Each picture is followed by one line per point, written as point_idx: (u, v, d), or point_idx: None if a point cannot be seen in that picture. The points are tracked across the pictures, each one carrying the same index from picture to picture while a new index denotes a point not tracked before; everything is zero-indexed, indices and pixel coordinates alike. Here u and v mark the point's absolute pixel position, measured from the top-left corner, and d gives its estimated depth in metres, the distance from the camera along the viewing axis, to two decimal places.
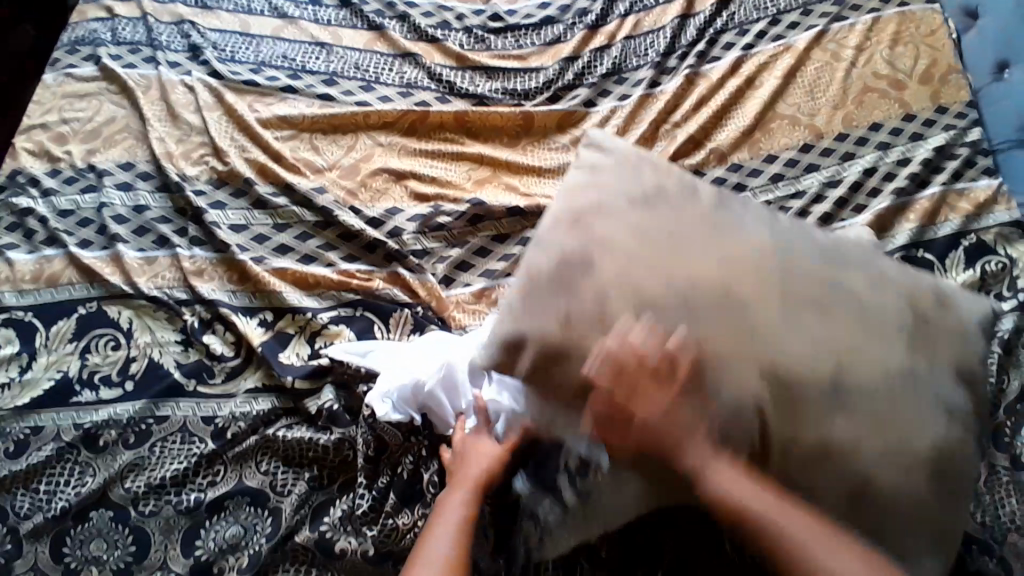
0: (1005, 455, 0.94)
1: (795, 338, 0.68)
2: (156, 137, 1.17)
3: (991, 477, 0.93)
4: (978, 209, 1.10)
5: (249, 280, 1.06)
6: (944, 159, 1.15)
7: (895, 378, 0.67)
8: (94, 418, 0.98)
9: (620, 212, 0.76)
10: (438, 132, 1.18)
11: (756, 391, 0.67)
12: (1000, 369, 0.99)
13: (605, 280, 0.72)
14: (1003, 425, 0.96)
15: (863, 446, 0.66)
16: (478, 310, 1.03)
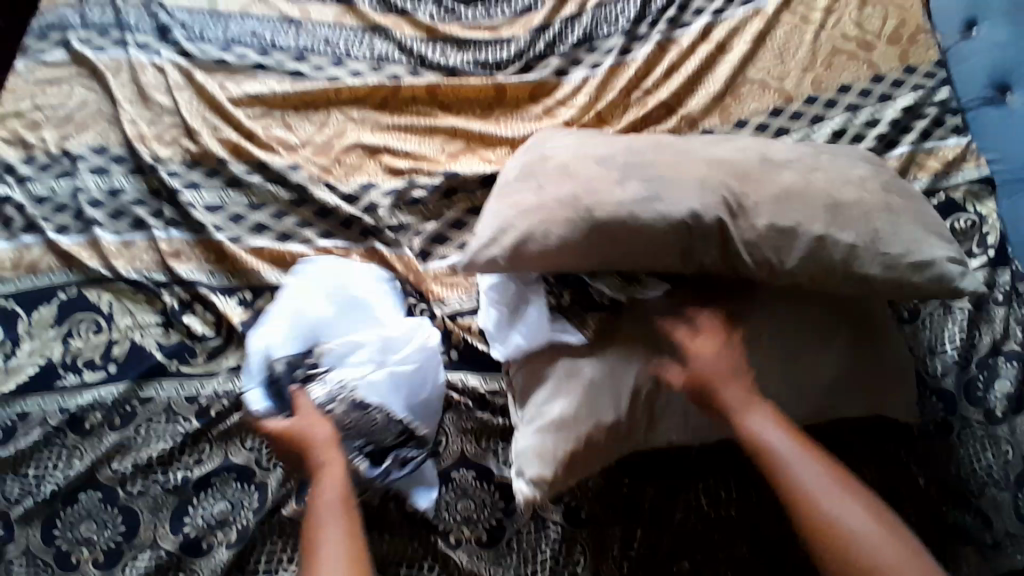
0: (979, 409, 0.97)
1: (731, 152, 0.89)
2: (127, 120, 1.15)
3: (965, 430, 0.96)
4: (946, 167, 1.12)
5: (227, 260, 1.06)
6: (913, 118, 1.16)
7: (815, 159, 0.90)
8: (79, 401, 0.99)
9: (559, 147, 0.94)
10: (411, 106, 1.17)
11: (752, 191, 0.84)
12: (971, 325, 1.01)
13: (574, 164, 0.89)
14: (975, 378, 0.98)
15: (834, 192, 0.85)
16: (456, 282, 1.05)
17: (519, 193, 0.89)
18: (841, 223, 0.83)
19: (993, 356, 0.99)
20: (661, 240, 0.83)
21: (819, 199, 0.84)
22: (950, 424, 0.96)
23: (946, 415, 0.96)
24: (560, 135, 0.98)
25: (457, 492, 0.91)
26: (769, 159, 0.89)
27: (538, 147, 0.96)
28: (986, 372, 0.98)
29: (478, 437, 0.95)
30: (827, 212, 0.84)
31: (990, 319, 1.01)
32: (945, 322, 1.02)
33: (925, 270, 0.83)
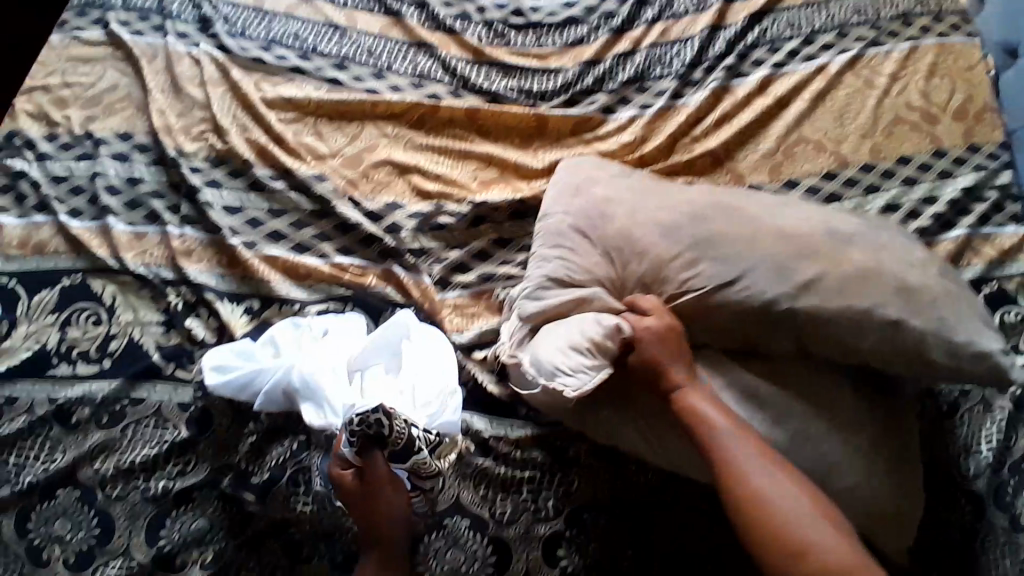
0: (1005, 514, 0.89)
1: (795, 215, 0.85)
2: (156, 109, 1.11)
3: (987, 536, 0.88)
4: (1002, 255, 1.05)
5: (239, 265, 1.02)
6: (971, 200, 1.10)
7: (879, 233, 0.84)
8: (69, 393, 0.95)
9: (614, 208, 0.90)
10: (448, 128, 1.12)
11: (816, 278, 0.80)
12: (1009, 424, 0.94)
13: (636, 226, 0.88)
14: (1006, 482, 0.91)
15: (902, 272, 0.80)
16: (476, 313, 1.01)
17: (579, 253, 0.89)
18: (910, 308, 0.78)
19: None
20: (710, 312, 0.83)
21: (890, 280, 0.79)
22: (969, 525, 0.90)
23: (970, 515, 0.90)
24: (606, 184, 0.93)
25: (449, 540, 0.86)
26: (837, 229, 0.83)
27: (591, 195, 0.93)
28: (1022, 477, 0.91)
29: (477, 484, 0.89)
30: (898, 294, 0.79)
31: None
32: (983, 421, 0.94)
33: (982, 358, 0.78)
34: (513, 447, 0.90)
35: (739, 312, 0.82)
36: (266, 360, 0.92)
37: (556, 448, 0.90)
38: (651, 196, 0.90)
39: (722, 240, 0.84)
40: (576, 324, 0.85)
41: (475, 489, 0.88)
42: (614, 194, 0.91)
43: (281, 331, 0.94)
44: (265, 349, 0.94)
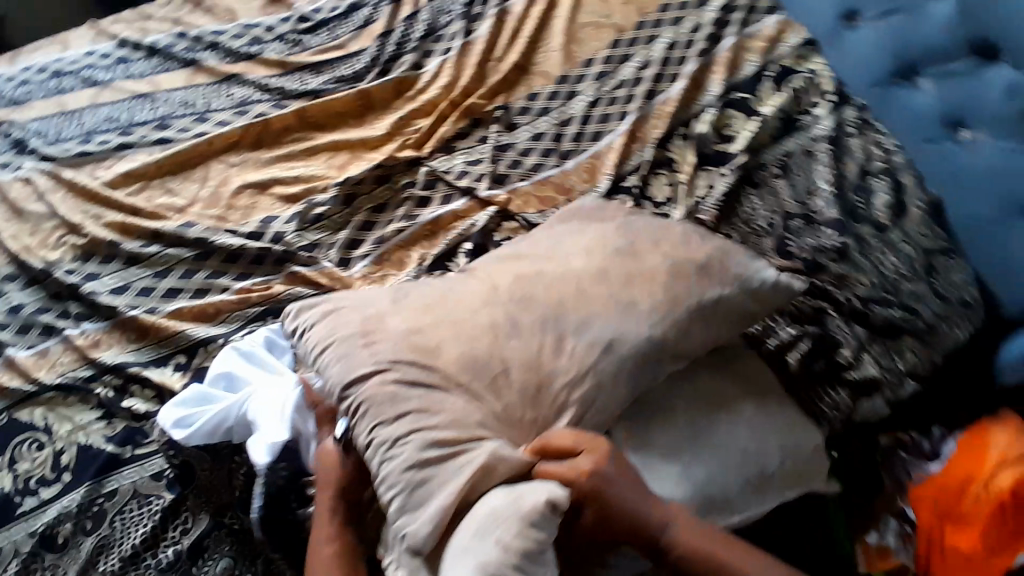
0: (867, 224, 1.18)
1: (579, 258, 0.91)
2: (7, 237, 1.11)
3: (861, 246, 1.16)
4: (770, 43, 1.32)
5: (149, 332, 1.03)
6: (724, 22, 1.33)
7: (631, 226, 0.96)
8: (45, 519, 0.93)
9: (430, 331, 0.84)
10: (285, 135, 1.20)
11: (639, 297, 0.87)
12: (835, 159, 1.22)
13: (464, 345, 0.83)
14: (856, 201, 1.20)
15: (685, 254, 0.92)
16: (385, 274, 1.10)
17: (437, 403, 0.78)
18: (709, 278, 0.90)
19: (858, 177, 1.22)
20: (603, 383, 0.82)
21: (684, 265, 0.90)
22: (848, 243, 1.16)
23: (843, 236, 1.16)
24: (399, 314, 0.86)
25: None
26: (623, 250, 0.92)
27: (390, 327, 0.85)
28: (862, 194, 1.21)
29: None
30: (700, 274, 0.90)
31: (850, 153, 1.24)
32: (816, 165, 1.22)
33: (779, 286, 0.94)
34: None
35: (626, 363, 0.84)
36: (215, 395, 0.91)
37: None
38: (455, 307, 0.87)
39: (539, 305, 0.86)
40: (494, 533, 0.69)
41: None
42: (415, 325, 0.84)
43: (226, 362, 0.94)
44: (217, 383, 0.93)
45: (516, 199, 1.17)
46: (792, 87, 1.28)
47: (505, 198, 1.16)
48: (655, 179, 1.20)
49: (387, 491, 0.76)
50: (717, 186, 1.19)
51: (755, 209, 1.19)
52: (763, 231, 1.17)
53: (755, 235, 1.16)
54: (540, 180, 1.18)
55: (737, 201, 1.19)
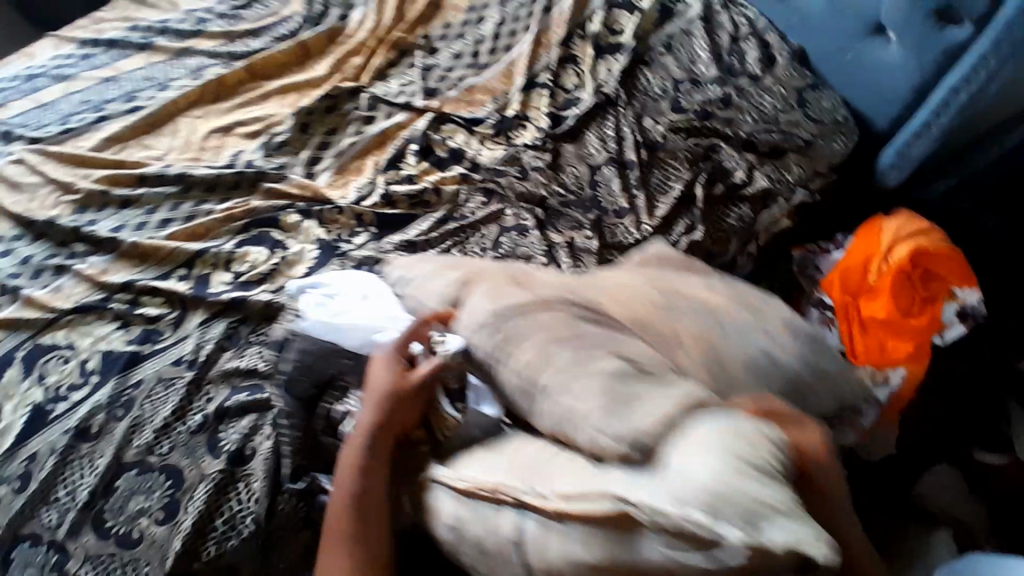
0: (744, 77, 1.35)
1: (694, 280, 0.95)
2: (10, 205, 1.27)
3: (741, 94, 1.32)
4: None
5: (150, 256, 1.19)
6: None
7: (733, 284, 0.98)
8: (77, 416, 1.05)
9: (582, 290, 0.85)
10: (240, 88, 1.41)
11: (759, 321, 0.88)
12: (710, 33, 1.40)
13: (623, 306, 0.84)
14: (731, 62, 1.37)
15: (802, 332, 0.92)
16: (347, 181, 1.29)
17: (609, 339, 0.75)
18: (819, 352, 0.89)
19: (732, 44, 1.39)
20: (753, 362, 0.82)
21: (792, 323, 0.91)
22: (729, 93, 1.32)
23: (724, 89, 1.32)
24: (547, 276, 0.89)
25: None
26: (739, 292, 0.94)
27: (538, 286, 0.84)
28: (737, 55, 1.37)
29: None
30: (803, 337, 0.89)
31: (720, 25, 1.42)
32: (694, 41, 1.39)
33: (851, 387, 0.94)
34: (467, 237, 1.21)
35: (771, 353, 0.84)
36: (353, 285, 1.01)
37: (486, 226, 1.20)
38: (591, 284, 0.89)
39: (678, 287, 0.90)
40: (712, 444, 0.57)
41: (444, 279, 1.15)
42: (566, 286, 0.85)
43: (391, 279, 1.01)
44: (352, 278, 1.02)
45: (448, 104, 1.36)
46: None
47: (438, 105, 1.35)
48: (564, 73, 1.38)
49: (571, 401, 0.68)
50: (613, 69, 1.36)
51: (648, 82, 1.36)
52: (659, 96, 1.34)
53: (651, 101, 1.33)
54: (466, 85, 1.37)
55: (634, 79, 1.37)
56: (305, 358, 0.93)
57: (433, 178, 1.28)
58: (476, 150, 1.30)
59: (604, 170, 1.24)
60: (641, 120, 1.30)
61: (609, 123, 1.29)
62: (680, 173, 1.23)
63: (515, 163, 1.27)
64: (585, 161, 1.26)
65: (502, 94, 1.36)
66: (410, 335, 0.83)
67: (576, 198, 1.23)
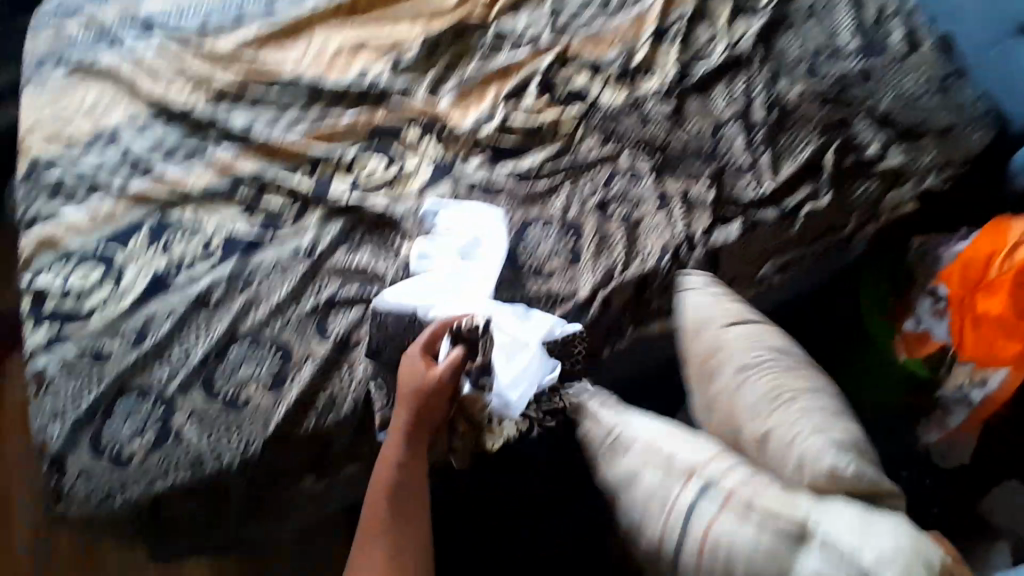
0: (886, 53, 1.34)
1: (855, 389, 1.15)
2: (149, 87, 1.34)
3: (883, 68, 1.32)
4: None
5: (279, 153, 1.26)
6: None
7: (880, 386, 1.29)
8: (199, 285, 1.13)
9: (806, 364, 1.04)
10: (374, 5, 1.43)
11: None
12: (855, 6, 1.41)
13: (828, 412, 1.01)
14: (875, 36, 1.37)
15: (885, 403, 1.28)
16: (468, 105, 1.31)
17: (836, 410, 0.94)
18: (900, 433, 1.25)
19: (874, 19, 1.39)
20: None
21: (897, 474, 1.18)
22: (869, 66, 1.32)
23: (864, 61, 1.33)
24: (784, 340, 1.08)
25: (540, 237, 1.17)
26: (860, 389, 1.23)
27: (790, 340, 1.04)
28: (881, 32, 1.37)
29: (534, 202, 1.21)
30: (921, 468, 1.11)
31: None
32: (838, 14, 1.39)
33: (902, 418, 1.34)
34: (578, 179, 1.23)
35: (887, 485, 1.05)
36: (458, 237, 1.14)
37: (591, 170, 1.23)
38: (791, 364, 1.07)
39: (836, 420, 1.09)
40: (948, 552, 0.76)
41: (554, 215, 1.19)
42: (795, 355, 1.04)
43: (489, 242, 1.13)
44: (477, 218, 1.16)
45: (574, 45, 1.36)
46: None
47: (565, 44, 1.36)
48: (696, 28, 1.39)
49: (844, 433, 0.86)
50: (751, 29, 1.37)
51: (789, 45, 1.36)
52: (796, 61, 1.34)
53: (787, 65, 1.33)
54: (595, 28, 1.38)
55: (774, 39, 1.36)
56: (385, 329, 1.06)
57: (552, 114, 1.28)
58: (598, 93, 1.31)
59: (730, 127, 1.26)
60: (774, 82, 1.31)
61: (739, 82, 1.31)
62: (809, 139, 1.24)
63: (637, 107, 1.29)
64: (709, 117, 1.27)
65: (630, 40, 1.37)
66: (431, 334, 1.00)
67: (695, 149, 1.24)
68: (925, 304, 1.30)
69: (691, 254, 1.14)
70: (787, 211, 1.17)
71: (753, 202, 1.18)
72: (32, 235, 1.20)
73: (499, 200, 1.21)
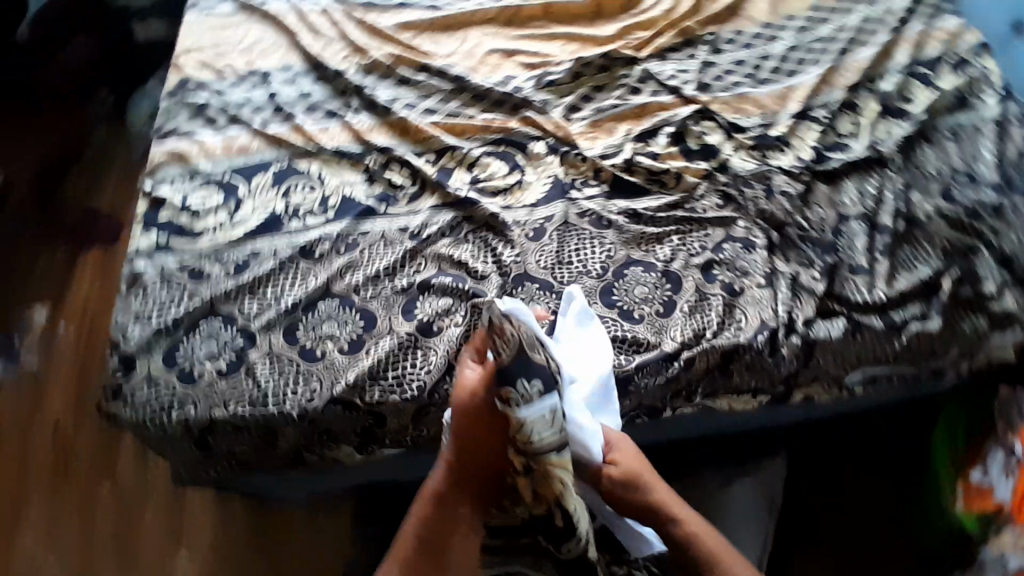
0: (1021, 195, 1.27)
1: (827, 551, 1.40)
2: (306, 43, 1.43)
3: (1016, 209, 1.26)
4: (951, 37, 1.47)
5: (410, 134, 1.31)
6: (915, 9, 1.52)
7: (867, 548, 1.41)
8: (307, 236, 1.18)
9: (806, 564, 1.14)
10: (531, 21, 1.50)
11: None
12: (998, 138, 1.34)
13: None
14: (1012, 176, 1.29)
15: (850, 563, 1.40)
16: (596, 136, 1.35)
17: None
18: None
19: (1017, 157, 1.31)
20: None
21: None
22: (1002, 203, 1.26)
23: (999, 197, 1.27)
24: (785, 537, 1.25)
25: (634, 281, 1.18)
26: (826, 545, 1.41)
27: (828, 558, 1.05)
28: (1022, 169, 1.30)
29: (639, 244, 1.22)
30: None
31: (1011, 136, 1.34)
32: (981, 139, 1.34)
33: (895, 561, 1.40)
34: (689, 234, 1.23)
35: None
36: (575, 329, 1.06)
37: (702, 229, 1.24)
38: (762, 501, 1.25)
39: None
40: None
41: (656, 263, 1.20)
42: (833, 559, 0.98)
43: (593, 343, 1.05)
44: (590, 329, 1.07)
45: (715, 103, 1.39)
46: (970, 73, 1.42)
47: (706, 101, 1.38)
48: (841, 117, 1.39)
49: None
50: (894, 133, 1.36)
51: (927, 159, 1.33)
52: (932, 176, 1.31)
53: (924, 178, 1.31)
54: (736, 95, 1.40)
55: (913, 151, 1.34)
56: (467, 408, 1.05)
57: (677, 164, 1.30)
58: (728, 155, 1.32)
59: (852, 225, 1.25)
60: (909, 192, 1.29)
61: (872, 180, 1.30)
62: (929, 258, 1.21)
63: (764, 179, 1.29)
64: (835, 208, 1.27)
65: (771, 113, 1.39)
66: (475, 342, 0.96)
67: (815, 236, 1.23)
68: (998, 457, 1.25)
69: (787, 339, 1.13)
70: (892, 323, 1.16)
71: (859, 304, 1.16)
72: (164, 147, 1.28)
73: (604, 235, 1.22)
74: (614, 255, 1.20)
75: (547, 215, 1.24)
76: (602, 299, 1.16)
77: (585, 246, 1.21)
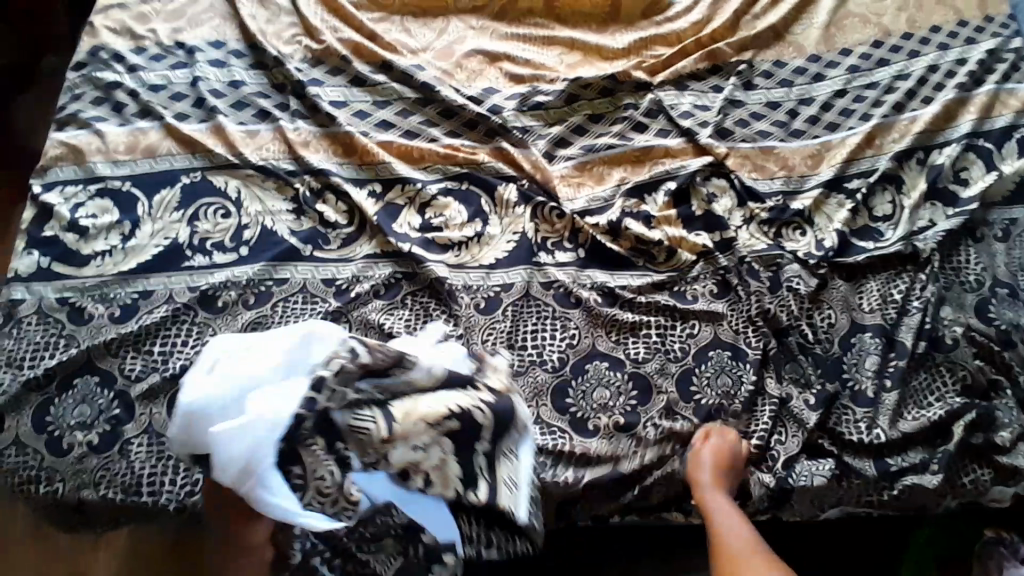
0: None
1: None
2: (249, 15, 1.17)
3: None
4: None
5: (355, 153, 1.08)
6: (993, 62, 1.24)
7: None
8: (210, 280, 0.97)
9: None
10: (529, 18, 1.24)
11: None
12: None
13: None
14: None
15: None
16: (581, 182, 1.11)
17: None
18: None
19: None
20: None
21: None
22: None
23: None
24: None
25: (594, 381, 0.98)
26: None
27: None
28: None
29: (609, 332, 1.01)
30: None
31: None
32: None
33: None
34: (670, 328, 1.02)
35: None
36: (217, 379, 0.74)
37: (688, 323, 1.03)
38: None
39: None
40: None
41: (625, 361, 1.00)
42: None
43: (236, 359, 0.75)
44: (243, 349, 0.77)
45: (732, 157, 1.14)
46: None
47: (723, 153, 1.14)
48: (877, 192, 1.14)
49: None
50: (937, 224, 1.12)
51: (968, 262, 1.10)
52: (968, 286, 1.09)
53: (958, 287, 1.09)
54: (758, 148, 1.16)
55: (952, 251, 1.11)
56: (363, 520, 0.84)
57: (672, 233, 1.08)
58: (735, 228, 1.10)
59: (865, 337, 1.04)
60: (940, 308, 1.06)
61: (899, 282, 1.08)
62: (945, 395, 1.01)
63: (772, 265, 1.07)
64: (849, 312, 1.06)
65: (797, 177, 1.15)
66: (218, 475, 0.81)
67: (817, 350, 1.03)
68: None
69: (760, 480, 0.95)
70: (887, 472, 0.97)
71: (853, 444, 0.98)
72: (58, 138, 1.05)
73: (569, 317, 1.02)
74: (577, 345, 1.00)
75: (505, 281, 1.03)
76: (554, 403, 0.96)
77: (545, 330, 1.00)
